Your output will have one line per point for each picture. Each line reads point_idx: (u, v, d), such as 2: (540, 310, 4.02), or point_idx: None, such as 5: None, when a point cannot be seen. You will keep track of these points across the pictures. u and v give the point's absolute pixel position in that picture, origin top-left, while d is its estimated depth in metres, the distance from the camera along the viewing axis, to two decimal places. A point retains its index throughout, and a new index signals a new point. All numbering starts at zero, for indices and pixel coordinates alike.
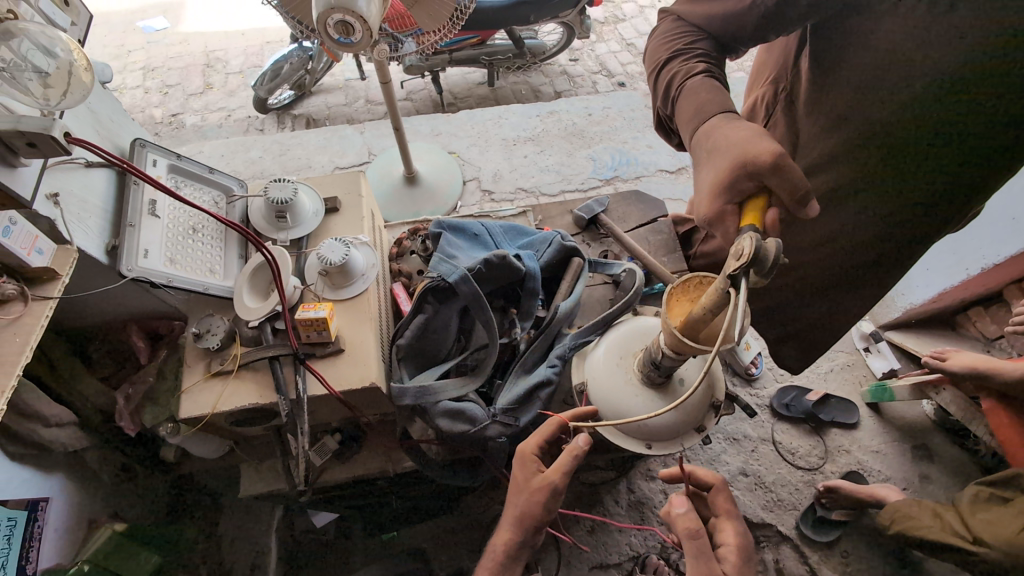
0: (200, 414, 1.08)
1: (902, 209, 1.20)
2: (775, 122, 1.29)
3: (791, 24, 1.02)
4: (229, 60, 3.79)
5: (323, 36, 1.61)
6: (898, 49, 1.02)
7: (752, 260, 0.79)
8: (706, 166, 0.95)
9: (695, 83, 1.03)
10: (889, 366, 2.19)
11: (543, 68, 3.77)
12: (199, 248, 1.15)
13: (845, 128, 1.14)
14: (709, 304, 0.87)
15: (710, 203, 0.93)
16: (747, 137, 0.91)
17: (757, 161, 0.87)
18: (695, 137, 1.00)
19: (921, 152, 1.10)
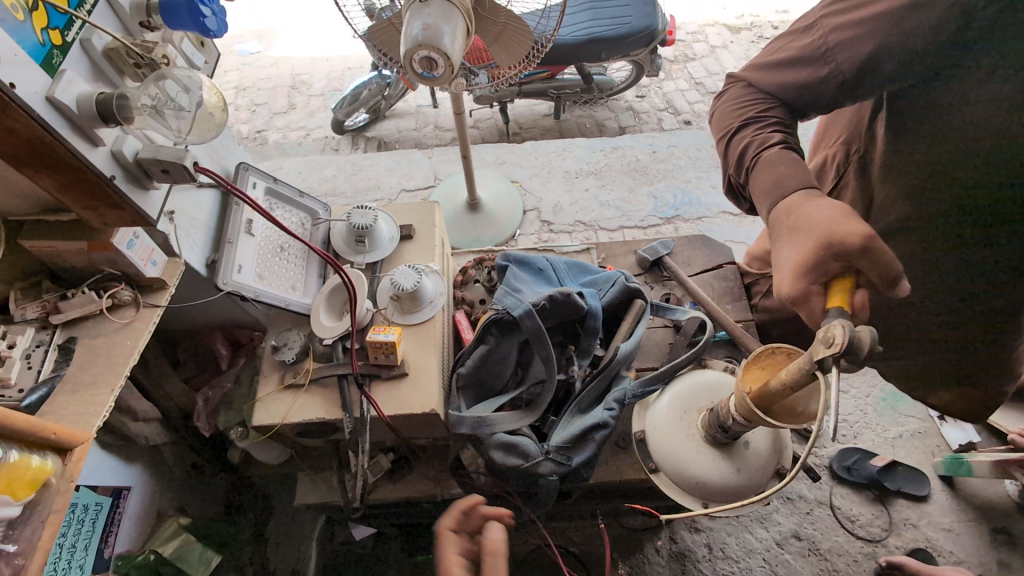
0: (272, 423, 1.14)
1: (995, 270, 1.19)
2: (844, 183, 1.26)
3: (873, 89, 0.99)
4: (313, 83, 4.05)
5: (407, 70, 1.69)
6: (983, 126, 1.00)
7: (844, 349, 0.76)
8: (788, 245, 0.93)
9: (773, 155, 1.00)
10: (967, 438, 2.03)
11: (610, 103, 3.82)
12: (285, 266, 1.24)
13: (927, 198, 1.13)
14: (789, 381, 0.87)
15: (793, 283, 0.90)
16: (832, 217, 0.88)
17: (844, 243, 0.84)
18: (774, 212, 0.98)
19: (1017, 218, 1.09)
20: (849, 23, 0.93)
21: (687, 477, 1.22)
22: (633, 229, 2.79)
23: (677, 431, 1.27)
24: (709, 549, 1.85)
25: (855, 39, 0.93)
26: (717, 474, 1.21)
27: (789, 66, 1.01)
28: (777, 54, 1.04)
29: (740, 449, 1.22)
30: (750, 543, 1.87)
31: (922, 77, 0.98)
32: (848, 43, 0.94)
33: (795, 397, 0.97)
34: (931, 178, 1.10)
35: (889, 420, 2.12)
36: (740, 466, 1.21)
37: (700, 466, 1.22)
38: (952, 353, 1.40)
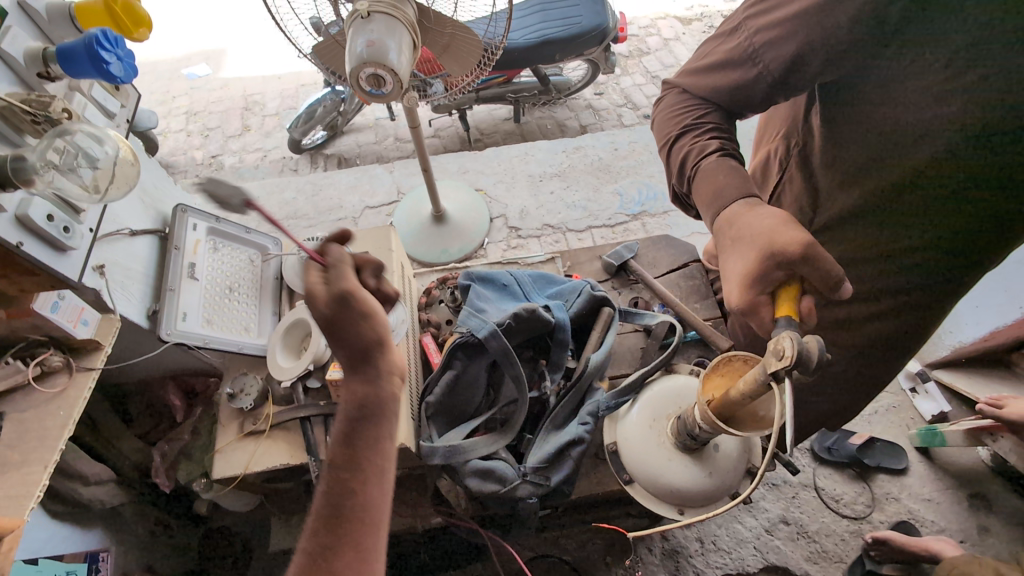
0: (233, 474, 1.08)
1: (944, 257, 1.13)
2: (788, 179, 1.25)
3: (803, 85, 0.98)
4: (266, 103, 3.95)
5: (355, 89, 1.65)
6: (903, 112, 0.98)
7: (796, 361, 0.78)
8: (733, 255, 0.94)
9: (711, 163, 1.01)
10: (939, 408, 2.06)
11: (568, 103, 3.81)
12: (236, 308, 1.18)
13: (869, 181, 1.09)
14: (746, 391, 0.89)
15: (742, 293, 0.91)
16: (773, 226, 0.90)
17: (785, 252, 0.87)
18: (717, 222, 1.00)
19: (947, 206, 1.06)
20: (772, 23, 0.93)
21: (661, 485, 1.20)
22: (600, 228, 2.78)
23: (647, 441, 1.25)
24: (701, 542, 1.84)
25: (779, 38, 0.92)
26: (690, 480, 1.19)
27: (721, 69, 1.01)
28: (707, 59, 1.04)
29: (710, 453, 1.20)
30: (740, 533, 1.87)
31: (849, 72, 0.97)
32: (773, 43, 0.93)
33: (756, 402, 0.98)
34: (865, 166, 1.08)
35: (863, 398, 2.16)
36: (711, 469, 1.19)
37: (673, 473, 1.20)
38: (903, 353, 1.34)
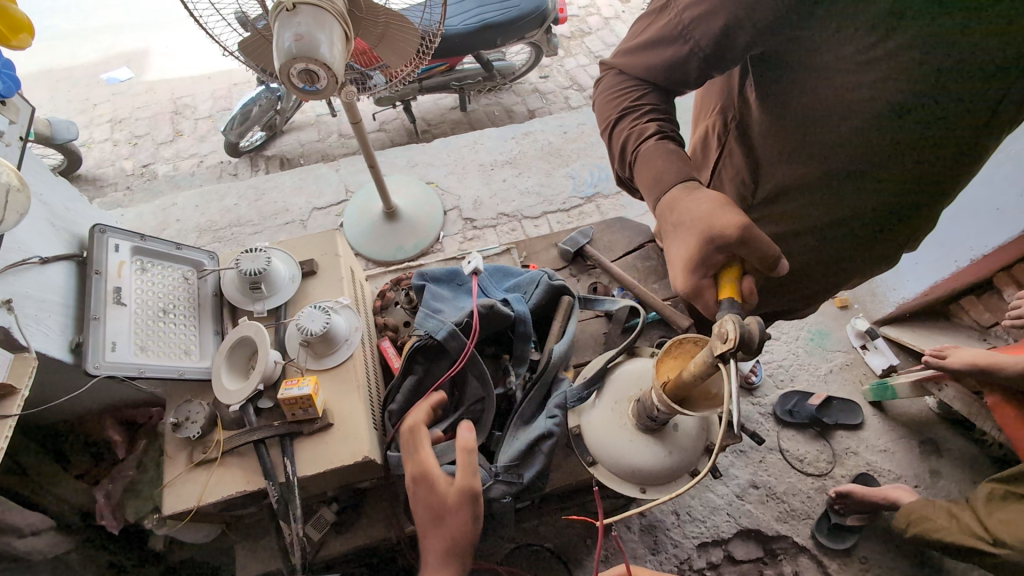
0: (185, 508, 1.01)
1: (877, 216, 1.17)
2: (730, 151, 1.26)
3: (734, 61, 0.97)
4: (197, 106, 3.74)
5: (287, 86, 1.56)
6: (842, 77, 0.96)
7: (738, 343, 0.79)
8: (675, 240, 0.94)
9: (649, 147, 1.00)
10: (888, 362, 2.15)
11: (514, 88, 3.77)
12: (172, 330, 1.10)
13: (811, 147, 1.09)
14: (694, 373, 0.89)
15: (685, 278, 0.93)
16: (709, 211, 0.90)
17: (723, 235, 0.87)
18: (659, 205, 0.99)
19: (892, 163, 1.06)
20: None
21: (623, 465, 1.21)
22: (556, 213, 2.77)
23: (608, 423, 1.25)
24: (676, 515, 1.88)
25: (706, 13, 0.90)
26: (650, 459, 1.19)
27: (653, 48, 0.98)
28: (640, 37, 1.01)
29: (669, 432, 1.20)
30: (712, 501, 1.91)
31: (778, 45, 0.96)
32: (701, 19, 0.90)
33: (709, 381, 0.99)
34: (806, 132, 1.07)
35: (819, 359, 2.23)
36: (670, 447, 1.19)
37: (634, 453, 1.20)
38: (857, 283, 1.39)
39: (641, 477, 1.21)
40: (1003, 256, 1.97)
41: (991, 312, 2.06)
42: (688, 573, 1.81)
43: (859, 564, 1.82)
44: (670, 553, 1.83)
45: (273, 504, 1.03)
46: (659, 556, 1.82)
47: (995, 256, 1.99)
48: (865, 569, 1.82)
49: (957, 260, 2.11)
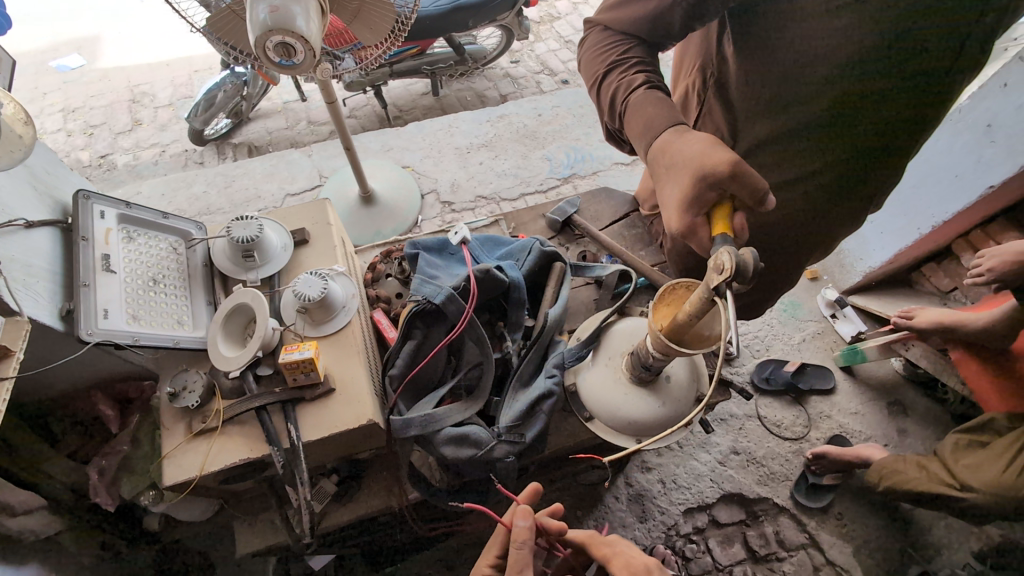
0: (187, 479, 0.99)
1: (849, 170, 1.19)
2: (709, 109, 1.26)
3: (715, 13, 0.99)
4: (156, 93, 3.60)
5: (262, 61, 1.52)
6: (816, 17, 0.99)
7: (735, 273, 0.81)
8: (668, 182, 0.96)
9: (639, 96, 1.02)
10: (856, 329, 2.26)
11: (486, 73, 3.75)
12: (163, 299, 1.07)
13: (785, 97, 1.10)
14: (692, 311, 0.90)
15: (680, 217, 0.94)
16: (702, 149, 0.92)
17: (714, 171, 0.88)
18: (651, 151, 1.00)
19: (861, 115, 1.08)
20: None
21: (619, 418, 1.23)
22: (533, 195, 2.78)
23: (603, 379, 1.28)
24: (663, 483, 1.94)
25: None
26: (646, 411, 1.22)
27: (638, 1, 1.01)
28: None
29: (662, 383, 1.24)
30: (696, 468, 1.98)
31: None
32: None
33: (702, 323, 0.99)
34: (782, 81, 1.08)
35: (792, 328, 2.33)
36: (664, 399, 1.23)
37: (630, 406, 1.23)
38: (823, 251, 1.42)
39: (637, 429, 1.24)
40: (968, 218, 1.92)
41: (951, 278, 2.15)
42: (675, 538, 1.87)
43: (836, 521, 1.90)
44: (658, 520, 1.88)
45: (278, 469, 1.02)
46: (648, 524, 1.87)
47: (956, 220, 1.91)
48: (841, 526, 1.90)
49: (920, 227, 1.99)
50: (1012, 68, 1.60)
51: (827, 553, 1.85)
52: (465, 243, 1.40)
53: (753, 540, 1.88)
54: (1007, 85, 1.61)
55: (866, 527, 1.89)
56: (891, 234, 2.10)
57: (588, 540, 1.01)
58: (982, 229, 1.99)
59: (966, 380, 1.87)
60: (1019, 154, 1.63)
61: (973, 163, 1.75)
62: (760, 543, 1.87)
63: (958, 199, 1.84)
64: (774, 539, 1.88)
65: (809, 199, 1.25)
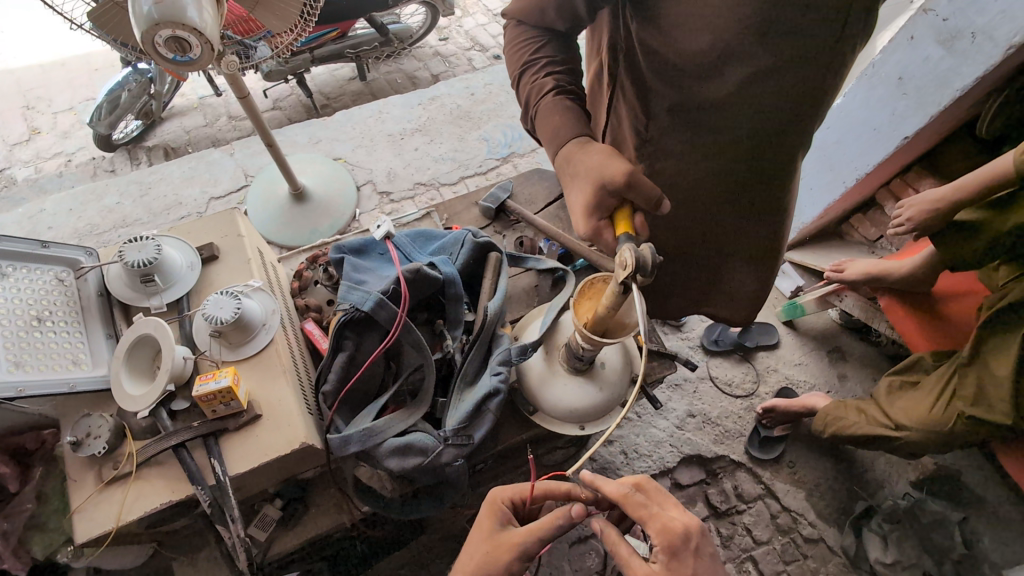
0: (103, 532, 0.91)
1: (763, 143, 1.12)
2: (622, 83, 1.12)
3: None
4: (53, 97, 3.28)
5: (153, 58, 1.37)
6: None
7: (636, 269, 0.83)
8: (573, 189, 1.01)
9: (547, 102, 1.04)
10: (795, 283, 2.36)
11: (414, 53, 3.60)
12: (50, 340, 0.96)
13: (681, 78, 1.02)
14: (609, 305, 0.90)
15: (585, 222, 1.01)
16: (602, 159, 0.97)
17: (612, 181, 0.94)
18: (558, 157, 1.04)
19: (761, 92, 1.01)
20: None
21: (562, 408, 1.27)
22: (473, 177, 2.70)
23: (541, 370, 1.30)
24: (625, 454, 1.97)
25: None
26: (584, 398, 1.26)
27: None
28: None
29: (598, 370, 1.27)
30: (656, 435, 2.01)
31: None
32: None
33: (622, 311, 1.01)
34: (678, 63, 1.00)
35: None
36: (601, 384, 1.26)
37: (568, 394, 1.26)
38: (749, 231, 1.35)
39: (579, 416, 1.28)
40: (890, 167, 1.98)
41: (877, 228, 2.23)
42: None
43: (788, 469, 1.98)
44: None
45: (206, 509, 0.94)
46: None
47: (879, 171, 1.97)
48: (794, 473, 1.97)
49: (845, 180, 2.05)
50: (916, 21, 1.60)
51: (782, 501, 1.93)
52: (388, 237, 1.38)
53: (713, 498, 1.93)
54: (914, 38, 1.62)
55: (816, 472, 1.98)
56: (819, 188, 2.17)
57: (623, 499, 0.91)
58: (901, 177, 2.08)
59: (894, 324, 1.89)
60: (928, 104, 1.68)
61: (888, 116, 1.80)
62: (720, 499, 1.93)
63: (879, 150, 1.88)
64: (733, 493, 1.94)
65: (720, 173, 1.20)
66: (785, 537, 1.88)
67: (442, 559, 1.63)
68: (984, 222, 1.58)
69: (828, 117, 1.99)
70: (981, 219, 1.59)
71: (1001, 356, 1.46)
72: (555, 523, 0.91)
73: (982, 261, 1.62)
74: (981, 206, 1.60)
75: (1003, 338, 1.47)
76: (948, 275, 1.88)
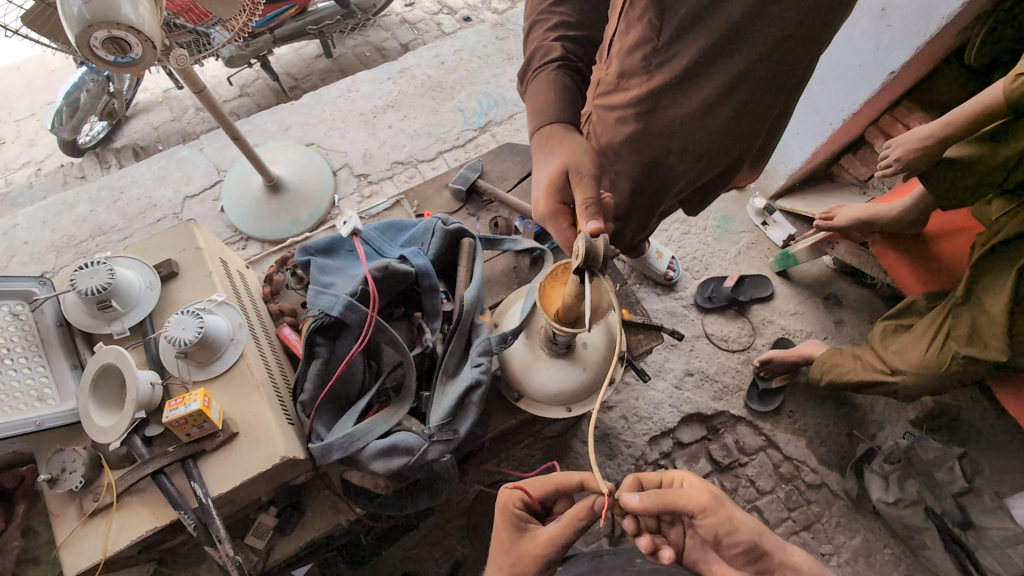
0: (91, 565, 0.91)
1: (759, 88, 1.02)
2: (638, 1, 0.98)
3: None
4: (13, 104, 3.17)
5: (93, 62, 1.27)
6: None
7: (588, 258, 0.86)
8: (542, 167, 1.10)
9: (549, 67, 1.14)
10: (787, 233, 2.29)
11: (381, 22, 3.45)
12: (9, 379, 0.94)
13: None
14: (573, 294, 0.93)
15: (547, 202, 1.07)
16: (575, 148, 1.07)
17: (574, 171, 1.03)
18: (540, 131, 1.14)
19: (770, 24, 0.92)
20: None
21: (546, 392, 1.27)
22: (451, 150, 2.61)
23: (524, 356, 1.29)
24: (625, 419, 1.96)
25: None
26: (567, 381, 1.26)
27: None
28: None
29: (580, 351, 1.26)
30: (655, 398, 2.00)
31: None
32: None
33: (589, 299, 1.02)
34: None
35: (727, 242, 2.34)
36: (584, 365, 1.26)
37: (553, 377, 1.26)
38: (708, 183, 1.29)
39: (564, 398, 1.28)
40: (876, 106, 1.90)
41: (868, 166, 2.17)
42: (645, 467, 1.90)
43: (788, 419, 1.98)
44: (627, 454, 1.91)
45: (191, 532, 0.93)
46: (617, 459, 1.89)
47: (865, 110, 1.89)
48: (794, 422, 1.97)
49: (832, 123, 1.97)
50: None
51: (783, 450, 1.93)
52: (357, 233, 1.34)
53: (716, 453, 1.94)
54: None
55: (816, 420, 1.97)
56: (806, 133, 2.08)
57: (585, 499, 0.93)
58: (890, 114, 1.99)
59: (887, 270, 1.80)
60: (914, 35, 1.58)
61: (873, 51, 1.71)
62: (722, 454, 1.94)
63: (864, 89, 1.80)
64: (735, 447, 1.95)
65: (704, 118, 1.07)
66: (788, 485, 1.89)
67: (451, 538, 1.66)
68: (972, 158, 1.51)
69: None
70: (983, 153, 1.50)
71: (996, 292, 1.42)
72: (576, 524, 0.89)
73: (973, 195, 1.56)
74: (974, 140, 1.52)
75: (991, 275, 1.45)
76: (940, 212, 1.79)
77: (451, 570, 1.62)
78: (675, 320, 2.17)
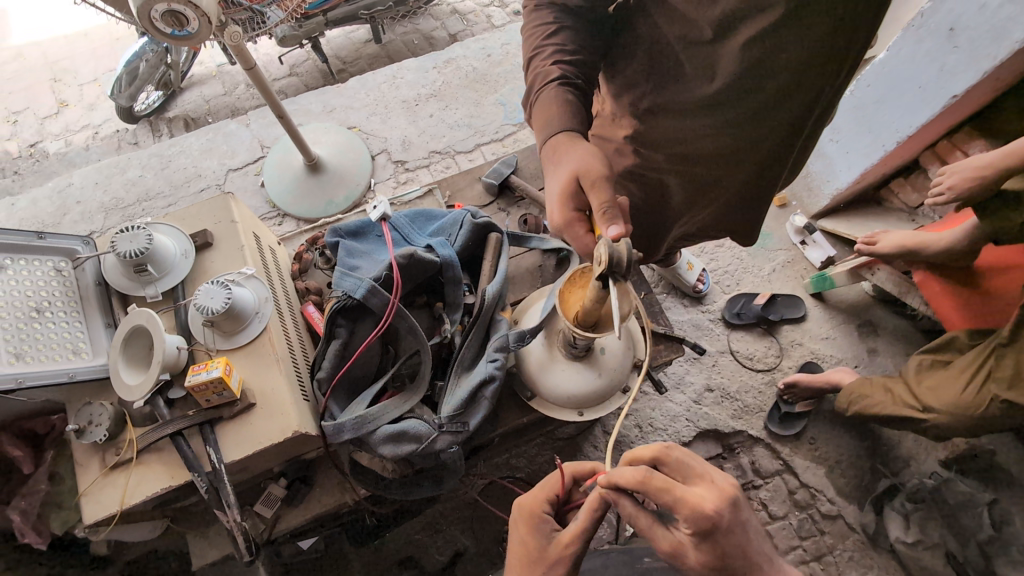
0: (108, 514, 0.95)
1: (743, 135, 1.01)
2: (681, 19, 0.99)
3: None
4: (78, 69, 3.31)
5: (151, 33, 1.32)
6: None
7: (610, 264, 0.84)
8: (552, 178, 1.07)
9: (551, 88, 1.08)
10: (826, 254, 2.21)
11: (431, 12, 3.47)
12: (48, 331, 0.99)
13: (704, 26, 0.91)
14: (592, 299, 0.92)
15: (562, 210, 1.05)
16: (589, 154, 1.03)
17: (588, 177, 1.00)
18: (545, 149, 1.09)
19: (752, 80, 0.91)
20: None
21: (559, 394, 1.26)
22: (489, 144, 2.62)
23: (540, 356, 1.28)
24: (639, 428, 1.94)
25: None
26: (582, 385, 1.25)
27: None
28: None
29: (597, 356, 1.25)
30: (672, 410, 1.97)
31: None
32: None
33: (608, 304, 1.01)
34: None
35: (762, 259, 2.28)
36: (600, 370, 1.25)
37: (568, 380, 1.25)
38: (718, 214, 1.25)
39: (577, 401, 1.28)
40: (936, 129, 1.82)
41: (919, 192, 2.07)
42: None
43: (809, 445, 1.92)
44: None
45: (203, 494, 0.97)
46: None
47: (923, 132, 1.80)
48: (814, 449, 1.91)
49: (885, 144, 1.89)
50: None
51: (800, 477, 1.88)
52: (385, 218, 1.36)
53: (730, 471, 1.90)
54: None
55: (837, 450, 1.91)
56: (857, 152, 2.00)
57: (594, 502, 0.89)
58: (948, 139, 1.90)
59: (928, 300, 1.74)
60: (982, 58, 1.50)
61: (936, 72, 1.62)
62: (737, 474, 1.90)
63: (924, 112, 1.72)
64: (750, 468, 1.91)
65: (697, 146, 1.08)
66: (802, 512, 1.84)
67: (454, 528, 1.67)
68: None
69: (869, 73, 1.80)
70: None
71: None
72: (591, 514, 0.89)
73: None
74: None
75: None
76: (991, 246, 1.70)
77: (451, 559, 1.64)
78: (700, 334, 2.13)
